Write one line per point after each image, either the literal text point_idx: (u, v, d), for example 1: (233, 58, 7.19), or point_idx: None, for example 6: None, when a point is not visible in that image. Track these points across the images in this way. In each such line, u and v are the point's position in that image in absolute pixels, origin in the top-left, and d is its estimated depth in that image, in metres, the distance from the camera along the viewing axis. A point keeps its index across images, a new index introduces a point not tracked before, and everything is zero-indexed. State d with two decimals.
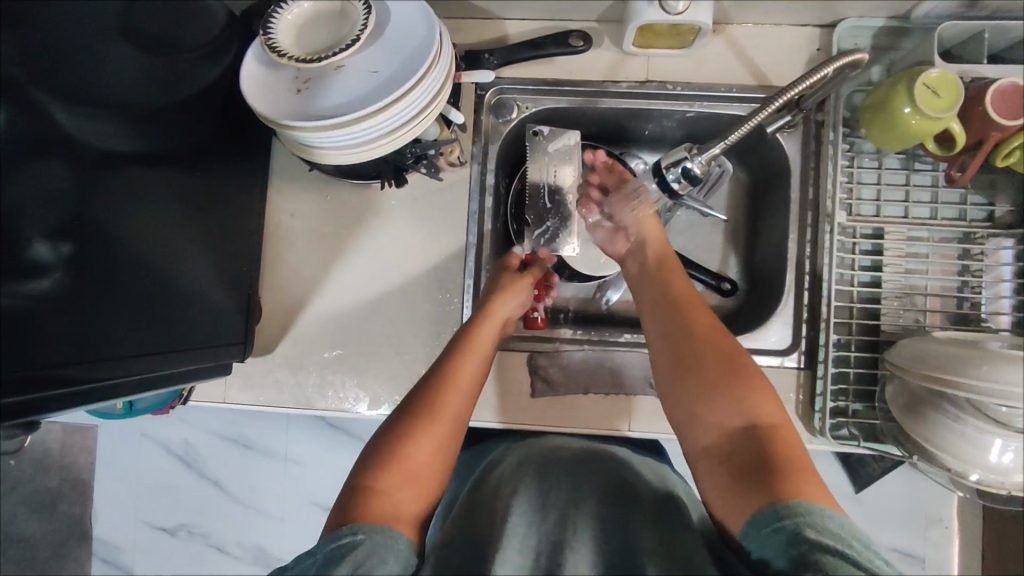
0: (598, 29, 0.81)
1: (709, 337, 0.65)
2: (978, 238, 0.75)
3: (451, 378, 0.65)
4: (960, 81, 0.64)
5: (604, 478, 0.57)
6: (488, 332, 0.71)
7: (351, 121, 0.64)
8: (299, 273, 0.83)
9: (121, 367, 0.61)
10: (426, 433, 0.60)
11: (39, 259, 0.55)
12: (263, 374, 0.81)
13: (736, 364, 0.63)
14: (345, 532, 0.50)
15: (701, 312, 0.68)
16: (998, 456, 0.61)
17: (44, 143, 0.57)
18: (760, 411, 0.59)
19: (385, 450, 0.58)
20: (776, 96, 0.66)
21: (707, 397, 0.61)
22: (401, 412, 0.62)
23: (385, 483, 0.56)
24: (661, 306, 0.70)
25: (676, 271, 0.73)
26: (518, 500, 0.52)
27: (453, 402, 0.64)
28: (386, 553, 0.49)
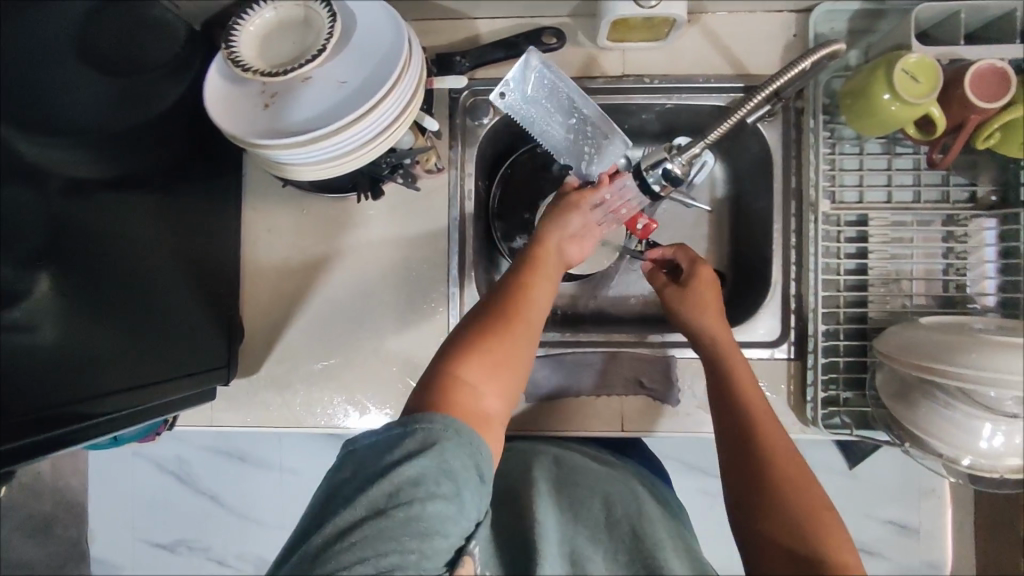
0: (571, 25, 0.79)
1: (787, 452, 0.60)
2: (961, 219, 0.75)
3: (530, 286, 0.62)
4: (937, 63, 0.63)
5: (624, 488, 0.61)
6: (555, 262, 0.66)
7: (324, 136, 0.62)
8: (279, 289, 0.81)
9: (101, 404, 0.60)
10: (511, 338, 0.58)
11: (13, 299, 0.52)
12: (249, 394, 0.80)
13: (812, 488, 0.57)
14: (435, 420, 0.49)
15: (776, 426, 0.62)
16: (989, 441, 0.61)
17: (12, 174, 0.53)
18: (831, 542, 0.53)
19: (467, 346, 0.57)
20: (756, 92, 0.66)
21: (776, 516, 0.55)
22: (483, 312, 0.60)
23: (469, 379, 0.55)
24: (732, 404, 0.64)
25: (741, 364, 0.67)
26: (543, 519, 0.56)
27: (534, 312, 0.61)
28: (467, 461, 0.48)
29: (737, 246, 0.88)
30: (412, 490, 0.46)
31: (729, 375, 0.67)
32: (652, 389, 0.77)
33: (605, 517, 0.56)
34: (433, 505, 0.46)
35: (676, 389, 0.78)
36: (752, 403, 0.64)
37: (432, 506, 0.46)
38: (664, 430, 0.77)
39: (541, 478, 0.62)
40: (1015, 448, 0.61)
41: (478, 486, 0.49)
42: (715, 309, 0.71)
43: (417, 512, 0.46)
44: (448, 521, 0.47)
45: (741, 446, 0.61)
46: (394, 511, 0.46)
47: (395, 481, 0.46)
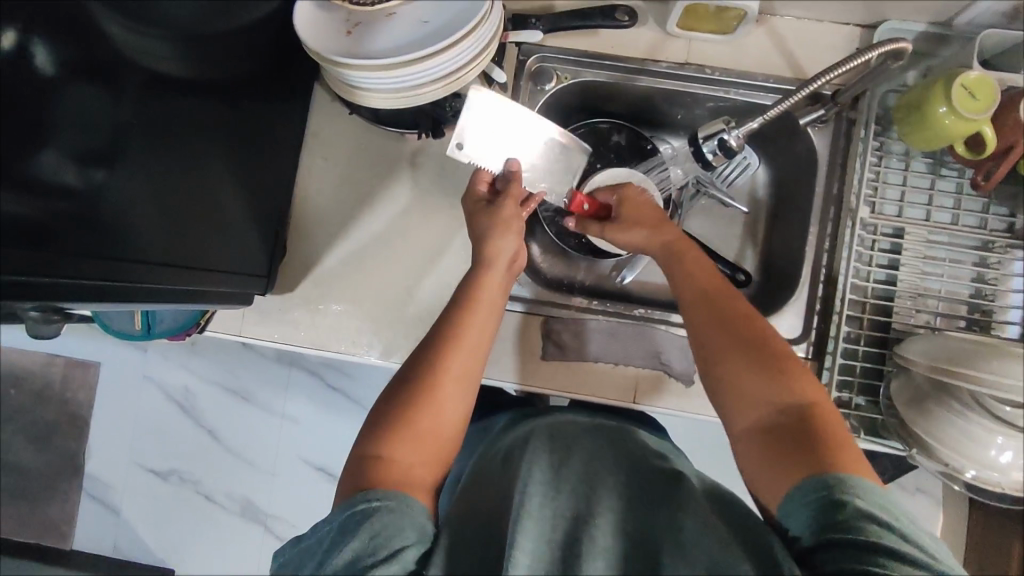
0: (644, 9, 0.82)
1: (744, 321, 0.62)
2: (996, 248, 0.76)
3: (455, 328, 0.64)
4: (996, 84, 0.65)
5: (617, 455, 0.58)
6: (489, 280, 0.69)
7: (402, 63, 0.65)
8: (324, 218, 0.84)
9: (139, 272, 0.61)
10: (425, 403, 0.60)
11: (85, 173, 0.57)
12: (279, 312, 0.83)
13: (770, 342, 0.60)
14: (357, 500, 0.51)
15: (732, 298, 0.65)
16: (998, 454, 0.62)
17: (100, 67, 0.59)
18: (798, 389, 0.57)
19: (392, 417, 0.59)
20: (803, 86, 0.69)
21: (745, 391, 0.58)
22: (401, 384, 0.62)
23: (391, 450, 0.57)
24: (689, 292, 0.67)
25: (693, 248, 0.71)
26: (533, 468, 0.55)
27: (458, 364, 0.63)
28: (396, 524, 0.50)
29: (769, 251, 0.90)
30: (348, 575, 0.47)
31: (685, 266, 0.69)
32: (670, 365, 0.79)
33: (588, 473, 0.55)
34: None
35: (692, 370, 0.79)
36: (692, 275, 0.68)
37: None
38: (676, 408, 0.79)
39: (530, 446, 0.58)
40: (1022, 465, 0.62)
41: (417, 540, 0.50)
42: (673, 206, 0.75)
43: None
44: None
45: (702, 323, 0.63)
46: None
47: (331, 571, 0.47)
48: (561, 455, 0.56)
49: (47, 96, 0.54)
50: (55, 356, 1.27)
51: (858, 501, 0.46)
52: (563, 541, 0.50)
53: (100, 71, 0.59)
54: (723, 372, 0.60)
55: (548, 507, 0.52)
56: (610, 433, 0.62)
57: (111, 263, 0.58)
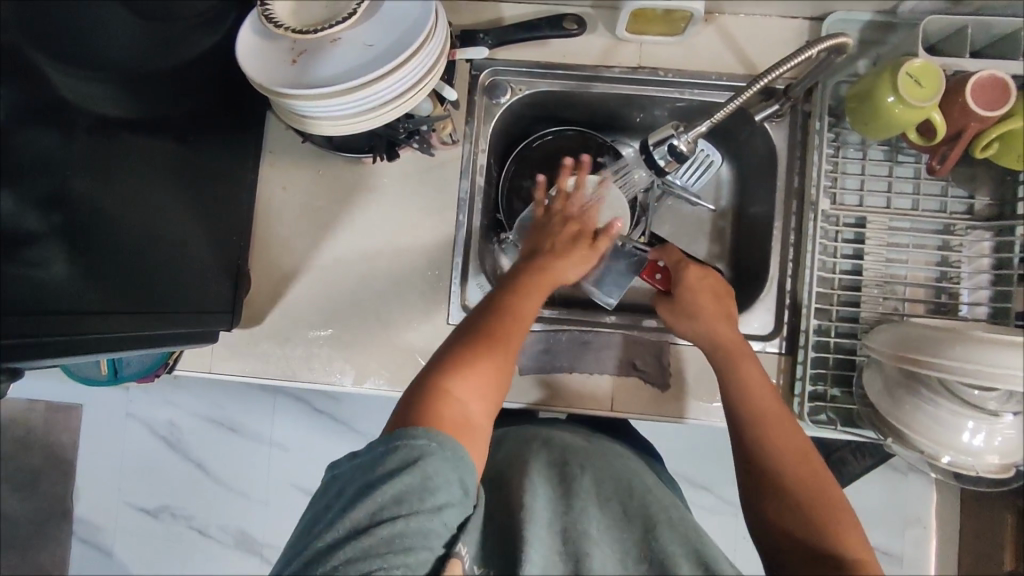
0: (594, 15, 0.82)
1: (797, 444, 0.63)
2: (957, 230, 0.77)
3: (516, 311, 0.65)
4: (941, 71, 0.66)
5: (622, 470, 0.62)
6: (542, 286, 0.68)
7: (350, 89, 0.65)
8: (288, 247, 0.84)
9: (96, 322, 0.60)
10: (488, 356, 0.60)
11: (22, 230, 0.55)
12: (250, 345, 0.82)
13: (818, 469, 0.61)
14: (420, 432, 0.51)
15: (789, 422, 0.65)
16: (971, 437, 0.62)
17: (39, 115, 0.57)
18: (848, 541, 0.57)
19: (453, 363, 0.59)
20: (752, 83, 0.68)
21: (791, 507, 0.59)
22: (465, 336, 0.62)
23: (451, 389, 0.57)
24: (748, 419, 0.65)
25: (755, 365, 0.69)
26: (544, 485, 0.58)
27: (518, 332, 0.64)
28: (447, 471, 0.51)
29: (738, 246, 0.90)
30: (396, 507, 0.49)
31: (737, 371, 0.69)
32: (643, 371, 0.79)
33: (599, 490, 0.59)
34: (415, 519, 0.49)
35: (666, 374, 0.79)
36: (744, 377, 0.68)
37: (414, 521, 0.49)
38: (651, 413, 0.78)
39: (540, 461, 0.62)
40: (995, 447, 0.62)
41: (459, 499, 0.51)
42: (724, 306, 0.73)
43: (399, 528, 0.48)
44: (429, 535, 0.49)
45: (753, 433, 0.64)
46: (381, 528, 0.48)
47: (380, 499, 0.49)
48: (570, 473, 0.60)
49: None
50: (33, 402, 1.25)
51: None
52: (564, 552, 0.54)
53: (40, 116, 0.57)
54: (769, 490, 0.61)
55: (558, 518, 0.56)
56: (614, 453, 0.66)
57: (66, 318, 0.57)
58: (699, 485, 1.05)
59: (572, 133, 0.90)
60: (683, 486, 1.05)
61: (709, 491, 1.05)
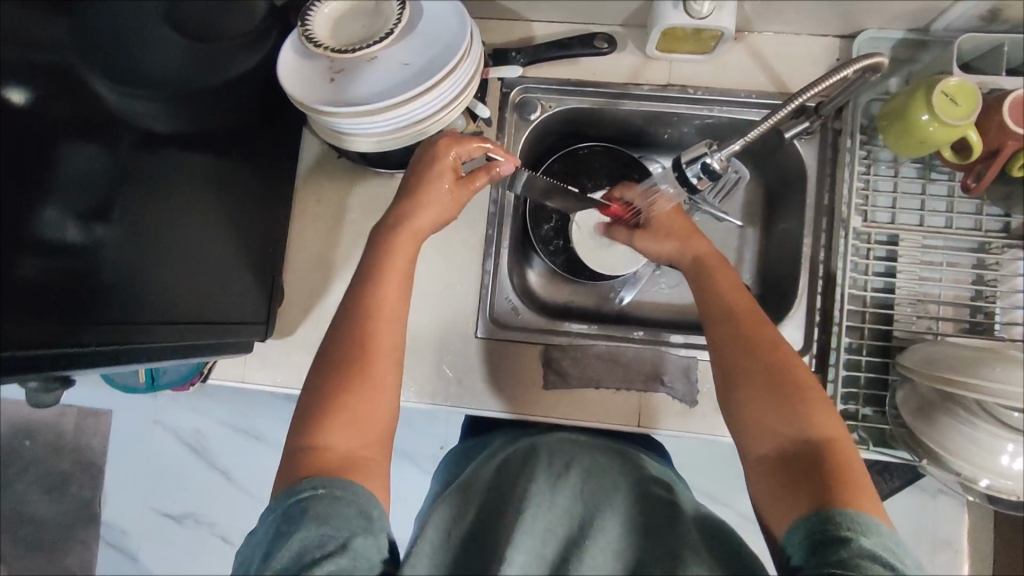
0: (623, 34, 0.83)
1: (771, 345, 0.61)
2: (993, 248, 0.76)
3: (376, 313, 0.63)
4: (977, 89, 0.65)
5: (603, 467, 0.57)
6: (409, 247, 0.68)
7: (385, 108, 0.66)
8: (320, 259, 0.85)
9: (139, 332, 0.62)
10: (356, 386, 0.59)
11: (76, 241, 0.57)
12: (281, 355, 0.83)
13: (792, 369, 0.59)
14: (300, 488, 0.51)
15: (764, 326, 0.63)
16: (1010, 460, 0.61)
17: (89, 129, 0.59)
18: (817, 423, 0.55)
19: (324, 405, 0.58)
20: (788, 102, 0.67)
21: (767, 406, 0.57)
22: (323, 380, 0.60)
23: (326, 435, 0.56)
24: (717, 319, 0.64)
25: (726, 275, 0.69)
26: (534, 486, 0.52)
27: (382, 345, 0.62)
28: (336, 506, 0.50)
29: (765, 263, 0.90)
30: (298, 564, 0.47)
31: (714, 284, 0.68)
32: (670, 387, 0.78)
33: (585, 489, 0.53)
34: (321, 566, 0.46)
35: (694, 390, 0.79)
36: (720, 288, 0.67)
37: (331, 563, 0.46)
38: (680, 431, 0.78)
39: (531, 465, 0.56)
40: None
41: (365, 531, 0.50)
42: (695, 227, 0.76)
43: None
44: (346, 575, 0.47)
45: (726, 335, 0.63)
46: None
47: (279, 562, 0.47)
48: (558, 471, 0.54)
49: (48, 158, 0.55)
50: (66, 406, 1.28)
51: (861, 539, 0.46)
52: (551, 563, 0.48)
53: (91, 129, 0.60)
54: (742, 392, 0.59)
55: (543, 518, 0.50)
56: (600, 448, 0.61)
57: (111, 326, 0.60)
58: (723, 503, 1.03)
59: (584, 149, 0.92)
60: (707, 504, 1.03)
61: (734, 509, 1.03)
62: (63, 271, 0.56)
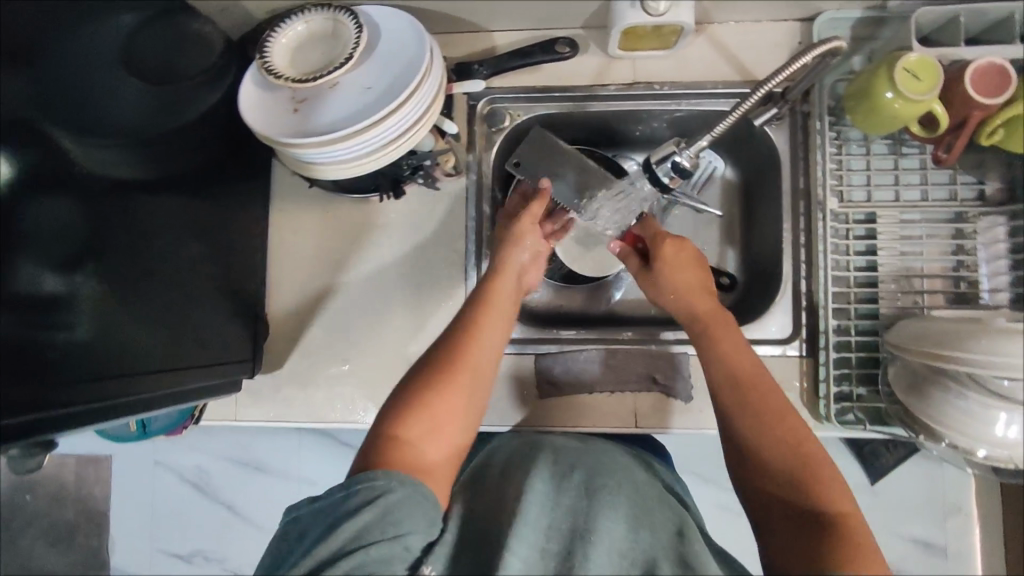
0: (584, 36, 0.82)
1: (777, 411, 0.60)
2: (970, 217, 0.76)
3: (471, 333, 0.65)
4: (937, 62, 0.65)
5: (630, 479, 0.58)
6: (502, 294, 0.70)
7: (352, 133, 0.66)
8: (302, 288, 0.84)
9: (123, 385, 0.62)
10: (449, 391, 0.60)
11: (52, 295, 0.56)
12: (272, 389, 0.82)
13: (798, 438, 0.58)
14: (378, 476, 0.52)
15: (770, 389, 0.62)
16: (1004, 430, 0.61)
17: (57, 183, 0.58)
18: (827, 497, 0.55)
19: (412, 400, 0.59)
20: (754, 90, 0.67)
21: (773, 478, 0.57)
22: (417, 375, 0.61)
23: (408, 431, 0.57)
24: (722, 378, 0.63)
25: (727, 325, 0.67)
26: (535, 481, 0.56)
27: (479, 362, 0.63)
28: (413, 510, 0.51)
29: (749, 251, 0.90)
30: (357, 540, 0.49)
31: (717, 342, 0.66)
32: (665, 385, 0.78)
33: (589, 485, 0.56)
34: (374, 549, 0.48)
35: (688, 385, 0.78)
36: (722, 348, 0.66)
37: (376, 551, 0.48)
38: (677, 427, 0.78)
39: (534, 461, 0.59)
40: None
41: (425, 530, 0.51)
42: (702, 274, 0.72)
43: (361, 559, 0.48)
44: (395, 561, 0.49)
45: (731, 399, 0.62)
46: (342, 561, 0.48)
47: (342, 534, 0.49)
48: (564, 473, 0.57)
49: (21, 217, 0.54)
50: (65, 456, 1.27)
51: None
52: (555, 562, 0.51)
53: (64, 182, 0.59)
54: (751, 462, 0.58)
55: (546, 515, 0.53)
56: (607, 450, 0.63)
57: (94, 382, 0.59)
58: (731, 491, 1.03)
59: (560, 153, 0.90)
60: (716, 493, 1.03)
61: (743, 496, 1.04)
62: (41, 330, 0.55)
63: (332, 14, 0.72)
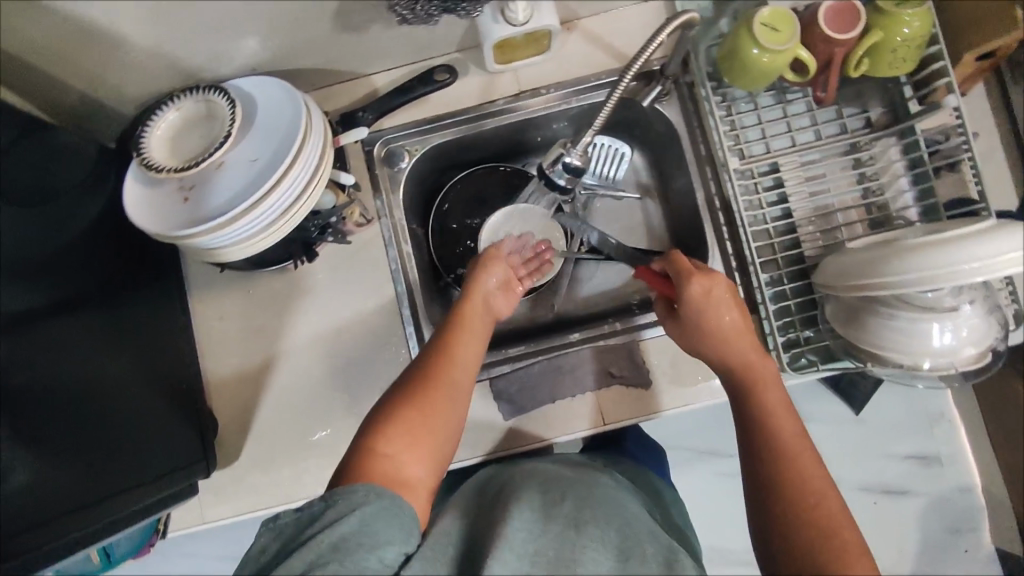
0: (461, 59, 0.83)
1: (815, 476, 0.57)
2: (864, 145, 0.79)
3: (450, 354, 0.64)
4: (791, 11, 0.67)
5: (620, 509, 0.56)
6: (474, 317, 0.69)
7: (244, 210, 0.64)
8: (240, 373, 0.80)
9: (66, 522, 0.62)
10: (426, 408, 0.59)
11: None
12: (234, 482, 0.78)
13: (836, 511, 0.54)
14: (356, 488, 0.50)
15: (808, 453, 0.58)
16: (941, 339, 0.63)
17: None
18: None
19: (394, 415, 0.59)
20: (622, 75, 0.67)
21: (801, 546, 0.53)
22: (399, 391, 0.61)
23: (387, 446, 0.56)
24: (762, 442, 0.60)
25: (773, 386, 0.64)
26: (521, 508, 0.53)
27: (455, 379, 0.63)
28: (390, 521, 0.50)
29: (674, 225, 0.91)
30: (332, 555, 0.46)
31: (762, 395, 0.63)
32: (622, 376, 0.78)
33: (579, 513, 0.53)
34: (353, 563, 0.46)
35: (645, 370, 0.78)
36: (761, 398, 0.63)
37: (352, 565, 0.46)
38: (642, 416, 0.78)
39: (519, 491, 0.56)
40: (965, 339, 0.63)
41: (402, 540, 0.49)
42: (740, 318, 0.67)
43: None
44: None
45: (771, 452, 0.59)
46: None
47: (316, 548, 0.47)
48: (553, 500, 0.54)
49: None
50: None
51: None
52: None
53: None
54: (784, 526, 0.55)
55: (532, 540, 0.50)
56: (607, 485, 0.62)
57: (33, 531, 0.60)
58: (725, 456, 1.03)
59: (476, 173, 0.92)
60: (709, 462, 1.03)
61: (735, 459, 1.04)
62: None
63: (201, 95, 0.70)
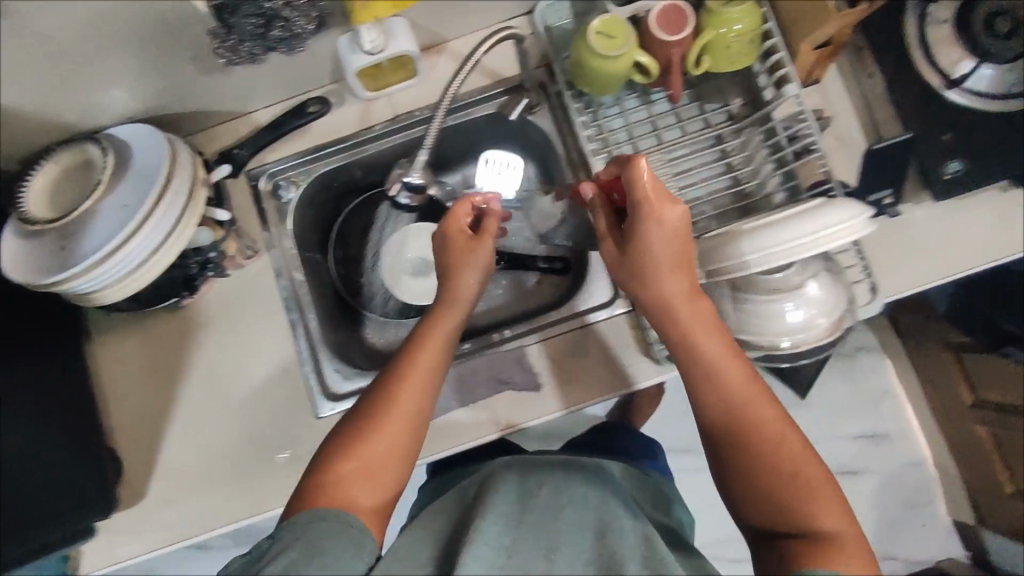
0: (337, 89, 0.86)
1: (773, 435, 0.57)
2: (728, 137, 0.82)
3: (408, 368, 0.63)
4: (624, 19, 0.71)
5: (595, 502, 0.53)
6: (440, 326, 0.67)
7: (106, 255, 0.66)
8: (143, 411, 0.82)
9: None
10: (381, 430, 0.59)
11: None
12: (141, 520, 0.79)
13: (799, 463, 0.55)
14: (300, 517, 0.51)
15: (765, 412, 0.58)
16: (791, 316, 0.66)
17: None
18: (821, 516, 0.52)
19: (346, 440, 0.59)
20: (441, 101, 0.74)
21: (768, 497, 0.55)
22: (355, 415, 0.61)
23: (339, 473, 0.57)
24: (716, 406, 0.59)
25: (711, 331, 0.61)
26: (494, 505, 0.50)
27: (412, 392, 0.62)
28: (338, 540, 0.49)
29: None
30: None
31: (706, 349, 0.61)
32: (513, 382, 0.80)
33: (557, 506, 0.51)
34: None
35: (534, 373, 0.80)
36: (712, 356, 0.61)
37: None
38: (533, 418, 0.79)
39: (493, 487, 0.54)
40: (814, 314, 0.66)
41: (354, 555, 0.49)
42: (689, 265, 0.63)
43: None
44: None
45: (726, 415, 0.59)
46: None
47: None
48: (528, 496, 0.52)
49: None
50: None
51: None
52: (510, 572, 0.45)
53: None
54: (745, 485, 0.56)
55: (508, 534, 0.47)
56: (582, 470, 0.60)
57: None
58: None
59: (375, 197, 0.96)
60: None
61: None
62: None
63: (78, 146, 0.72)
